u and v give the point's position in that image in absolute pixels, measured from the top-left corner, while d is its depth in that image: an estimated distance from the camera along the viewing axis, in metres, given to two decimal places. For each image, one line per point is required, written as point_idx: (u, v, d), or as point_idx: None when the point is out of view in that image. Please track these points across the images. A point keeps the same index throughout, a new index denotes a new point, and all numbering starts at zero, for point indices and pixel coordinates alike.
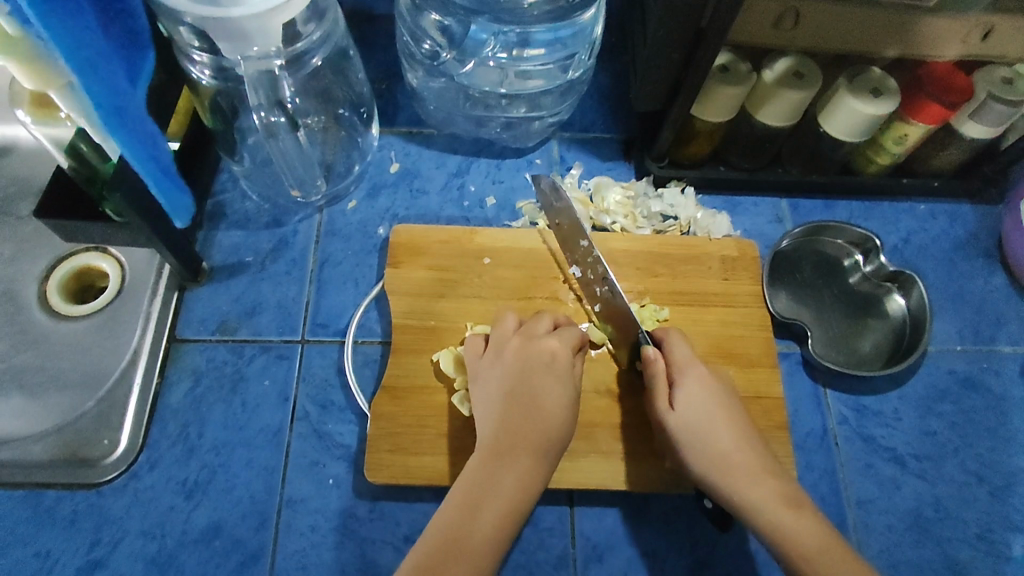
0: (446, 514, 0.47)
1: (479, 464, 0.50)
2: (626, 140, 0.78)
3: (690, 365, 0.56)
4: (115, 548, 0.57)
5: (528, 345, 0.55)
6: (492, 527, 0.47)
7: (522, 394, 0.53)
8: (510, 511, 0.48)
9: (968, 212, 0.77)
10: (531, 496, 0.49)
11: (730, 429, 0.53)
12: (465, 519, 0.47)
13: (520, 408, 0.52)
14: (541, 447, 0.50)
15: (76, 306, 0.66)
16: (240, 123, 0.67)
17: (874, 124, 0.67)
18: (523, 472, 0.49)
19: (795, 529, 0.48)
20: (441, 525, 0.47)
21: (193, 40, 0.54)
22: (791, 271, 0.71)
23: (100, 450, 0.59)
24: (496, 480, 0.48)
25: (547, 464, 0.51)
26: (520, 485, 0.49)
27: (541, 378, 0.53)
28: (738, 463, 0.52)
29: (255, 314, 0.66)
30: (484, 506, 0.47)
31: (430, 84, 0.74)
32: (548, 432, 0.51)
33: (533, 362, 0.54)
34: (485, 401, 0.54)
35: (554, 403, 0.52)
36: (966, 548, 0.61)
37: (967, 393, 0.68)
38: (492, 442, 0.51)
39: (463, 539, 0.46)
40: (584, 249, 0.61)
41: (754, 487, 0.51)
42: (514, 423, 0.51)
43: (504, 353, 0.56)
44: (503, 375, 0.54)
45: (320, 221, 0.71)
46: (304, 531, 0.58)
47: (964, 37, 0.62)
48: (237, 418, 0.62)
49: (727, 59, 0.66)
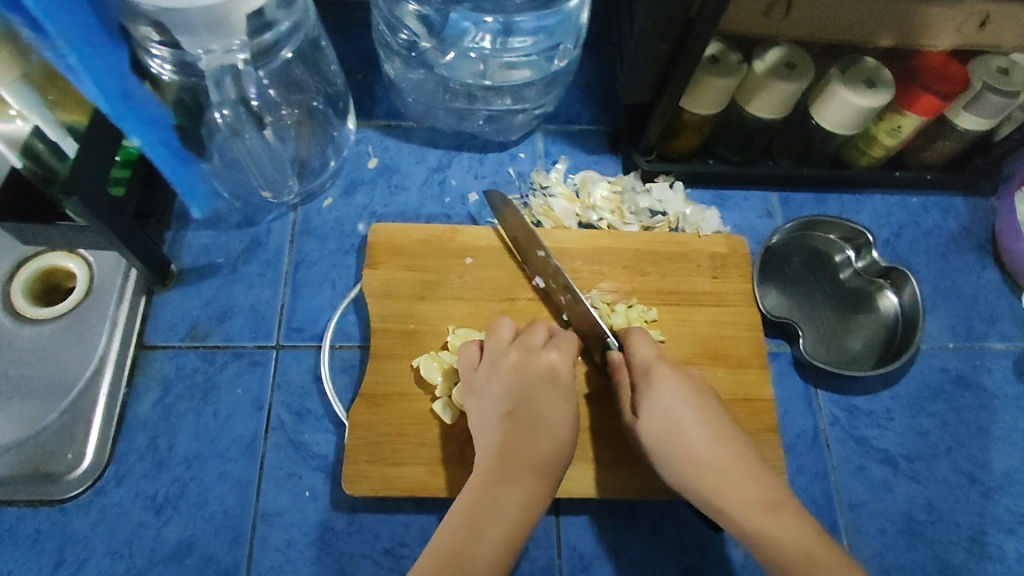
0: (444, 539, 0.45)
1: (480, 485, 0.48)
2: (613, 132, 0.75)
3: (655, 365, 0.54)
4: (81, 568, 0.54)
5: (530, 360, 0.54)
6: (497, 549, 0.45)
7: (524, 411, 0.51)
8: (514, 534, 0.46)
9: (961, 205, 0.76)
10: (534, 518, 0.47)
11: (701, 428, 0.52)
12: (466, 544, 0.45)
13: (523, 426, 0.50)
14: (546, 469, 0.49)
15: (39, 311, 0.63)
16: (204, 120, 0.63)
17: (866, 117, 0.65)
18: (527, 492, 0.48)
19: (773, 530, 0.47)
20: (441, 551, 0.44)
21: (152, 34, 0.50)
22: (780, 267, 0.69)
23: (64, 465, 0.57)
24: (499, 500, 0.47)
25: (551, 483, 0.49)
26: (524, 507, 0.47)
27: (543, 394, 0.52)
28: (712, 463, 0.51)
29: (227, 319, 0.63)
30: (487, 530, 0.45)
31: (408, 75, 0.71)
32: (551, 452, 0.50)
33: (537, 379, 0.53)
34: (479, 417, 0.52)
35: (560, 423, 0.51)
36: (958, 550, 0.61)
37: (959, 392, 0.66)
38: (495, 462, 0.49)
39: (466, 565, 0.44)
40: (542, 259, 0.60)
41: (728, 488, 0.50)
42: (518, 442, 0.49)
43: (499, 367, 0.53)
44: (500, 392, 0.52)
45: (294, 220, 0.68)
46: (281, 546, 0.56)
47: (960, 25, 0.60)
48: (209, 428, 0.59)
49: (717, 50, 0.63)
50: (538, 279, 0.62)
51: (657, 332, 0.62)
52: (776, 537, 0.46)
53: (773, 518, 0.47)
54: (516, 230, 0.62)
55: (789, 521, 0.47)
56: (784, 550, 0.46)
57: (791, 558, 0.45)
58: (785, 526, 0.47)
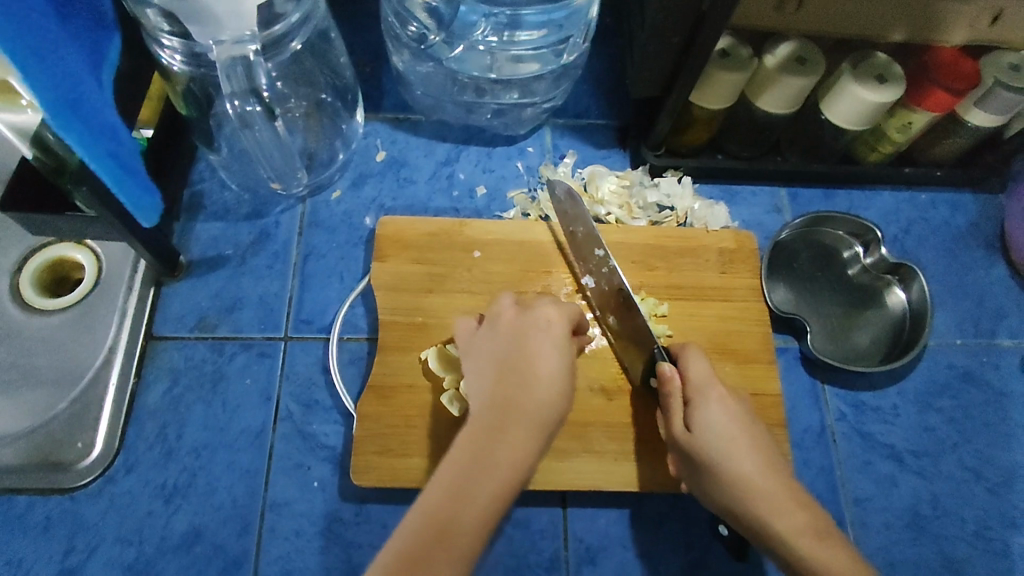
0: (428, 503, 0.41)
1: (467, 441, 0.44)
2: (622, 126, 0.75)
3: (709, 384, 0.52)
4: (91, 556, 0.55)
5: (525, 315, 0.51)
6: (483, 508, 0.41)
7: (516, 362, 0.48)
8: (502, 493, 0.42)
9: (970, 201, 0.75)
10: (524, 473, 0.44)
11: (752, 452, 0.50)
12: (452, 508, 0.41)
13: (514, 376, 0.47)
14: (539, 421, 0.45)
15: (49, 301, 0.63)
16: (215, 111, 0.63)
17: (877, 112, 0.65)
18: (517, 445, 0.44)
19: (826, 560, 0.46)
20: (424, 517, 0.41)
21: (163, 23, 0.50)
22: (789, 263, 0.69)
23: (74, 453, 0.57)
24: (485, 455, 0.43)
25: (543, 436, 0.45)
26: (514, 461, 0.43)
27: (538, 343, 0.49)
28: (763, 489, 0.49)
29: (235, 310, 0.63)
30: (474, 493, 0.42)
31: (417, 68, 0.71)
32: (544, 403, 0.46)
33: (531, 331, 0.50)
34: (473, 374, 0.49)
35: (554, 374, 0.48)
36: (963, 546, 0.61)
37: (966, 388, 0.66)
38: (485, 415, 0.45)
39: (450, 532, 0.40)
40: (598, 259, 0.58)
41: (782, 517, 0.48)
42: (509, 393, 0.46)
43: (497, 324, 0.51)
44: (495, 347, 0.49)
45: (302, 212, 0.68)
46: (289, 535, 0.56)
47: (973, 21, 0.59)
48: (218, 419, 0.59)
49: (728, 44, 0.63)
50: (588, 279, 0.62)
51: (666, 327, 0.62)
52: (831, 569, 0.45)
53: (827, 549, 0.46)
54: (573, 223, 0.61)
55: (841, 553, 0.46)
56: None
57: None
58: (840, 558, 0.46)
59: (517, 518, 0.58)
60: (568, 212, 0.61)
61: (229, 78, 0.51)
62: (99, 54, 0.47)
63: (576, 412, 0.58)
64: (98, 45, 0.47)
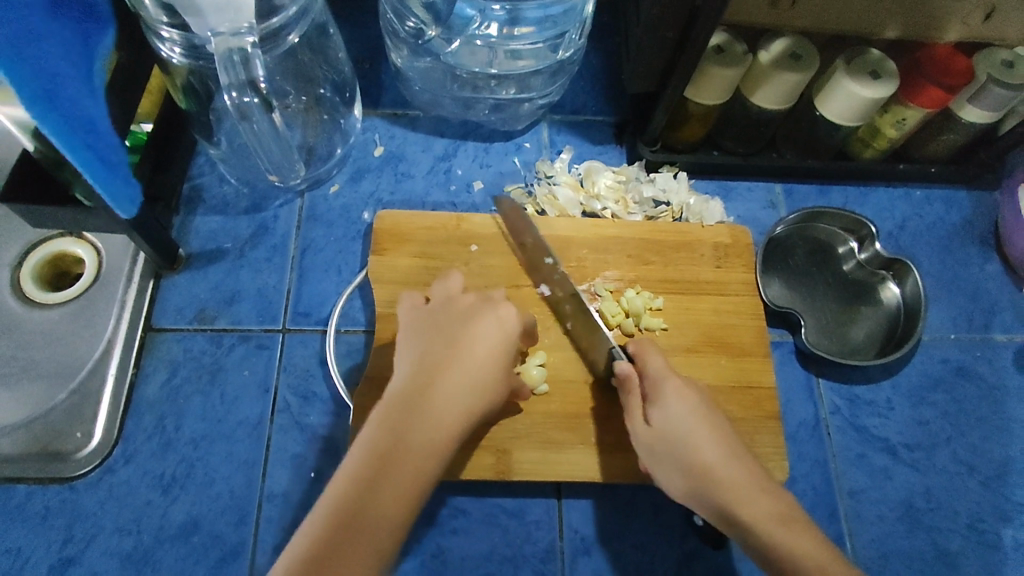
0: (347, 484, 0.40)
1: (390, 420, 0.43)
2: (618, 123, 0.76)
3: (666, 378, 0.53)
4: (89, 545, 0.55)
5: (464, 302, 0.51)
6: (397, 495, 0.40)
7: (447, 343, 0.47)
8: (423, 475, 0.42)
9: (964, 198, 0.76)
10: (440, 460, 0.43)
11: (712, 441, 0.51)
12: (371, 490, 0.40)
13: (443, 358, 0.46)
14: (464, 403, 0.45)
15: (49, 295, 0.63)
16: (215, 105, 0.63)
17: (870, 108, 0.66)
18: (436, 429, 0.43)
19: (793, 544, 0.46)
20: (341, 498, 0.40)
21: (161, 15, 0.51)
22: (784, 258, 0.70)
23: (73, 444, 0.57)
24: (405, 439, 0.42)
25: (462, 424, 0.45)
26: (436, 443, 0.43)
27: (471, 328, 0.48)
28: (726, 477, 0.49)
29: (234, 303, 0.64)
30: (394, 473, 0.41)
31: (415, 64, 0.72)
32: (467, 390, 0.46)
33: (467, 313, 0.49)
34: (402, 356, 0.48)
35: (486, 357, 0.48)
36: (956, 538, 0.61)
37: (960, 382, 0.67)
38: (405, 396, 0.44)
39: (366, 514, 0.39)
40: (548, 266, 0.60)
41: (747, 504, 0.48)
42: (433, 376, 0.45)
43: (438, 308, 0.51)
44: (429, 328, 0.49)
45: (301, 207, 0.68)
46: (286, 525, 0.56)
47: (965, 18, 0.60)
48: (216, 410, 0.60)
49: (722, 40, 0.64)
50: (542, 287, 0.62)
51: (661, 320, 0.63)
52: (795, 552, 0.45)
53: (790, 533, 0.46)
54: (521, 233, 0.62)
55: (805, 535, 0.46)
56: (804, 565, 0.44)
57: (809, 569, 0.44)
58: (802, 541, 0.46)
59: (513, 509, 0.59)
60: (515, 225, 0.63)
61: (226, 69, 0.51)
62: (88, 47, 0.48)
63: (572, 404, 0.59)
64: (88, 36, 0.48)
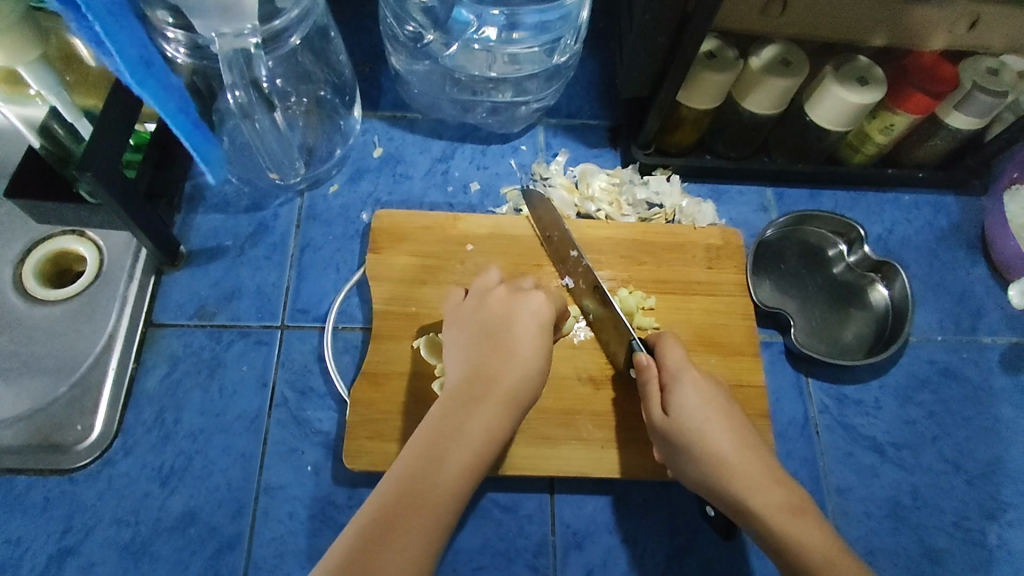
0: (407, 466, 0.46)
1: (446, 413, 0.49)
2: (613, 126, 0.77)
3: (685, 370, 0.54)
4: (88, 536, 0.56)
5: (510, 299, 0.56)
6: (456, 475, 0.46)
7: (498, 338, 0.53)
8: (474, 462, 0.47)
9: (952, 203, 0.77)
10: (496, 444, 0.49)
11: (726, 432, 0.53)
12: (428, 472, 0.45)
13: (496, 353, 0.52)
14: (513, 397, 0.50)
15: (51, 291, 0.65)
16: (218, 105, 0.65)
17: (858, 114, 0.67)
18: (491, 417, 0.49)
19: (798, 535, 0.48)
20: (405, 477, 0.45)
21: (167, 16, 0.52)
22: (775, 260, 0.71)
23: (74, 436, 0.58)
24: (462, 425, 0.48)
25: (515, 414, 0.50)
26: (487, 433, 0.48)
27: (521, 325, 0.54)
28: (737, 467, 0.51)
29: (233, 299, 0.65)
30: (449, 458, 0.46)
31: (414, 67, 0.73)
32: (519, 382, 0.51)
33: (513, 314, 0.55)
34: (458, 350, 0.54)
35: (531, 355, 0.53)
36: (942, 535, 0.62)
37: (946, 383, 0.68)
38: (463, 387, 0.51)
39: (424, 493, 0.45)
40: (574, 258, 0.61)
41: (758, 494, 0.50)
42: (487, 369, 0.51)
43: (484, 302, 0.56)
44: (479, 322, 0.55)
45: (301, 205, 0.70)
46: (282, 518, 0.57)
47: (951, 26, 0.62)
48: (215, 404, 0.61)
49: (715, 46, 0.65)
50: (567, 279, 0.64)
51: (653, 319, 0.64)
52: (804, 544, 0.47)
53: (799, 525, 0.48)
54: (549, 225, 0.64)
55: (814, 529, 0.48)
56: (810, 557, 0.47)
57: (814, 562, 0.47)
58: (811, 533, 0.48)
59: (506, 504, 0.60)
60: (542, 219, 0.65)
61: (231, 69, 0.53)
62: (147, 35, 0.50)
63: (564, 401, 0.60)
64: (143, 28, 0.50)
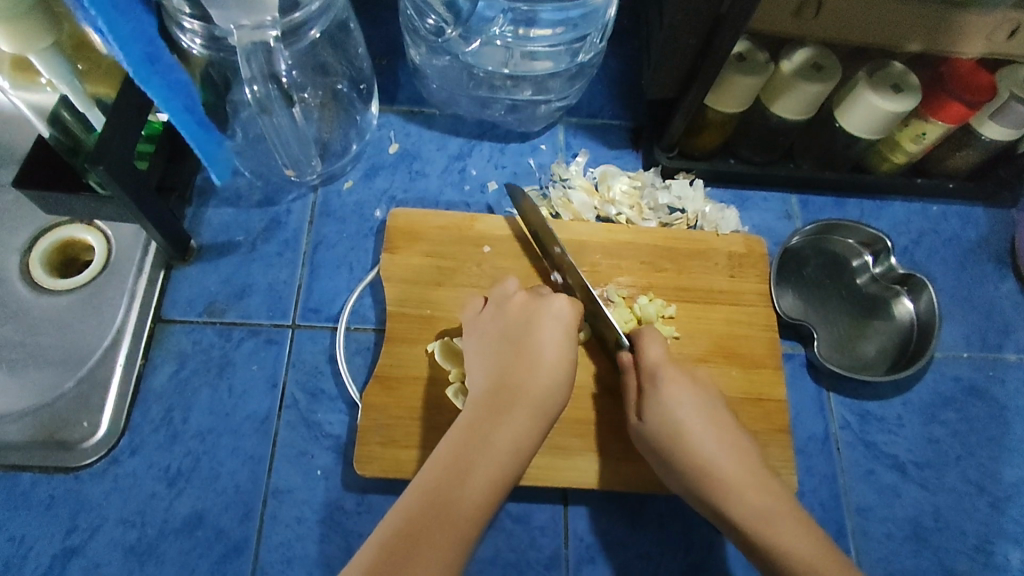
0: (432, 479, 0.46)
1: (472, 424, 0.49)
2: (635, 127, 0.75)
3: (663, 367, 0.55)
4: (93, 535, 0.55)
5: (533, 306, 0.56)
6: (483, 488, 0.46)
7: (524, 347, 0.53)
8: (501, 473, 0.47)
9: (981, 215, 0.75)
10: (524, 457, 0.49)
11: (706, 435, 0.53)
12: (453, 484, 0.46)
13: (522, 363, 0.52)
14: (539, 407, 0.50)
15: (58, 282, 0.63)
16: (232, 96, 0.63)
17: (890, 121, 0.65)
18: (519, 429, 0.49)
19: (771, 535, 0.48)
20: (431, 489, 0.45)
21: (183, 5, 0.50)
22: (797, 269, 0.69)
23: (80, 433, 0.57)
24: (490, 437, 0.48)
25: (542, 426, 0.50)
26: (514, 444, 0.48)
27: (545, 334, 0.54)
28: (717, 469, 0.52)
29: (244, 296, 0.63)
30: (475, 470, 0.47)
31: (433, 62, 0.71)
32: (546, 395, 0.51)
33: (536, 321, 0.55)
34: (479, 358, 0.54)
35: (556, 364, 0.53)
36: (963, 558, 0.61)
37: (971, 402, 0.66)
38: (488, 398, 0.51)
39: (450, 505, 0.45)
40: (557, 254, 0.60)
41: (733, 497, 0.51)
42: (513, 381, 0.51)
43: (505, 309, 0.56)
44: (500, 329, 0.55)
45: (314, 202, 0.68)
46: (290, 522, 0.56)
47: (989, 34, 0.60)
48: (224, 403, 0.59)
49: (744, 48, 0.63)
50: (556, 274, 0.62)
51: (673, 328, 0.62)
52: (779, 545, 0.48)
53: (780, 530, 0.48)
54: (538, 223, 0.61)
55: (795, 532, 0.48)
56: (783, 556, 0.47)
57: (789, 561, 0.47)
58: (790, 536, 0.48)
59: (519, 514, 0.58)
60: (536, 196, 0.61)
61: (249, 63, 0.52)
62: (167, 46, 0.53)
63: (581, 410, 0.58)
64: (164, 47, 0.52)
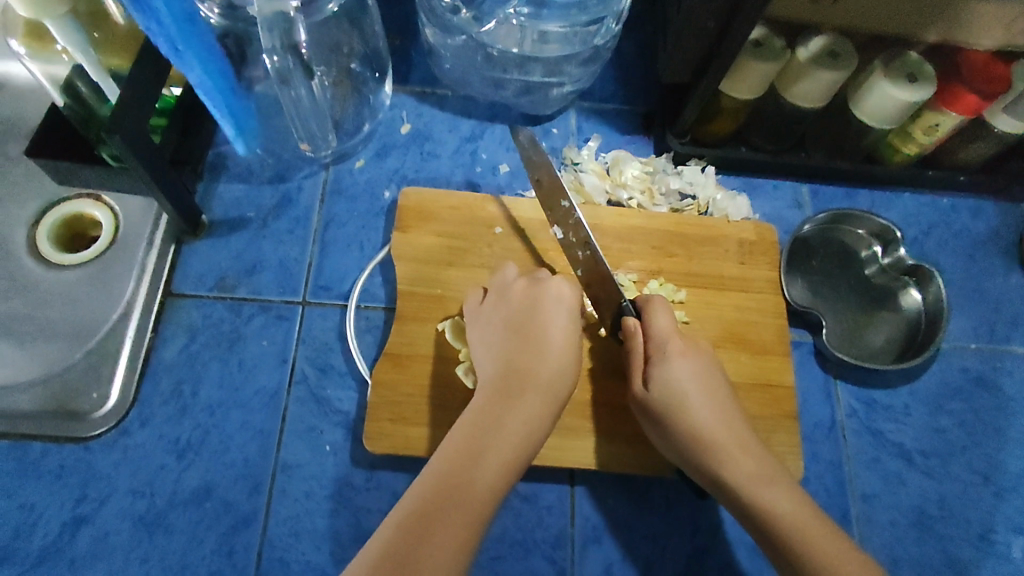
0: (444, 462, 0.46)
1: (482, 409, 0.49)
2: (647, 113, 0.75)
3: (669, 340, 0.55)
4: (103, 506, 0.55)
5: (536, 292, 0.55)
6: (497, 470, 0.46)
7: (529, 332, 0.53)
8: (513, 455, 0.48)
9: (991, 209, 0.75)
10: (536, 439, 0.49)
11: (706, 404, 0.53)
12: (467, 466, 0.46)
13: (530, 347, 0.53)
14: (550, 390, 0.51)
15: (67, 256, 0.63)
16: None
17: (904, 111, 0.65)
18: (529, 413, 0.49)
19: (769, 502, 0.49)
20: (442, 472, 0.46)
21: None
22: (806, 258, 0.69)
23: (89, 404, 0.57)
24: (501, 420, 0.49)
25: (553, 409, 0.51)
26: (526, 427, 0.49)
27: (550, 319, 0.54)
28: (715, 437, 0.52)
29: (256, 272, 0.63)
30: (488, 453, 0.47)
31: (447, 42, 0.71)
32: (555, 378, 0.51)
33: (540, 306, 0.55)
34: (484, 344, 0.54)
35: (564, 348, 0.53)
36: (966, 547, 0.61)
37: (978, 393, 0.67)
38: (498, 383, 0.51)
39: (464, 486, 0.45)
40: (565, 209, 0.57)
41: (732, 465, 0.51)
42: (522, 365, 0.52)
43: (508, 297, 0.56)
44: (507, 315, 0.55)
45: (326, 179, 0.68)
46: (299, 497, 0.56)
47: (1007, 26, 0.59)
48: (233, 378, 0.59)
49: (762, 34, 0.62)
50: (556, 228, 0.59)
51: (683, 314, 0.63)
52: (772, 510, 0.48)
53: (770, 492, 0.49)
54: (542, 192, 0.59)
55: (787, 498, 0.49)
56: (781, 524, 0.48)
57: (788, 530, 0.47)
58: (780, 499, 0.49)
59: (526, 494, 0.59)
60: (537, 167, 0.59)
61: (269, 31, 0.51)
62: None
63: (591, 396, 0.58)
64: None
